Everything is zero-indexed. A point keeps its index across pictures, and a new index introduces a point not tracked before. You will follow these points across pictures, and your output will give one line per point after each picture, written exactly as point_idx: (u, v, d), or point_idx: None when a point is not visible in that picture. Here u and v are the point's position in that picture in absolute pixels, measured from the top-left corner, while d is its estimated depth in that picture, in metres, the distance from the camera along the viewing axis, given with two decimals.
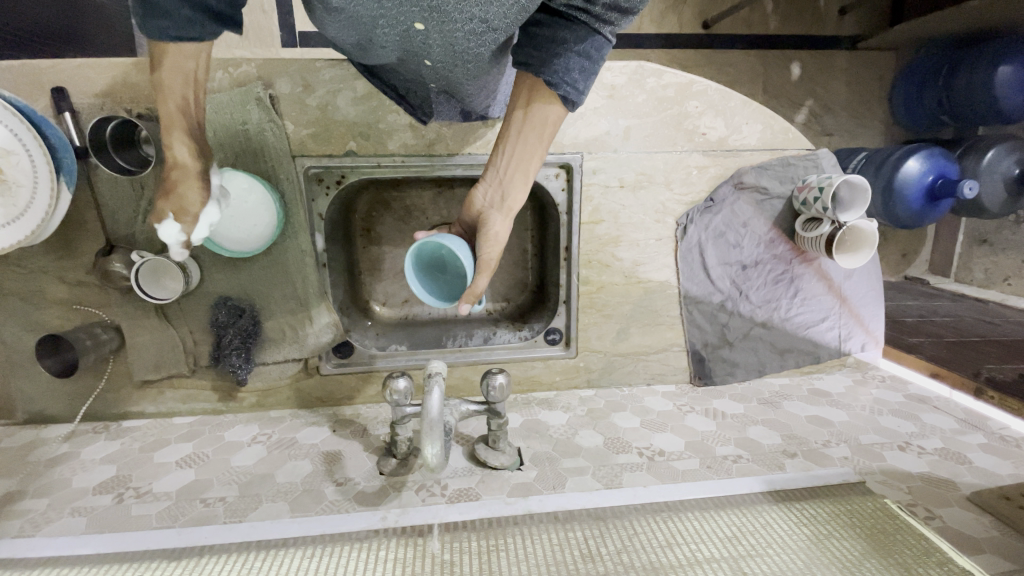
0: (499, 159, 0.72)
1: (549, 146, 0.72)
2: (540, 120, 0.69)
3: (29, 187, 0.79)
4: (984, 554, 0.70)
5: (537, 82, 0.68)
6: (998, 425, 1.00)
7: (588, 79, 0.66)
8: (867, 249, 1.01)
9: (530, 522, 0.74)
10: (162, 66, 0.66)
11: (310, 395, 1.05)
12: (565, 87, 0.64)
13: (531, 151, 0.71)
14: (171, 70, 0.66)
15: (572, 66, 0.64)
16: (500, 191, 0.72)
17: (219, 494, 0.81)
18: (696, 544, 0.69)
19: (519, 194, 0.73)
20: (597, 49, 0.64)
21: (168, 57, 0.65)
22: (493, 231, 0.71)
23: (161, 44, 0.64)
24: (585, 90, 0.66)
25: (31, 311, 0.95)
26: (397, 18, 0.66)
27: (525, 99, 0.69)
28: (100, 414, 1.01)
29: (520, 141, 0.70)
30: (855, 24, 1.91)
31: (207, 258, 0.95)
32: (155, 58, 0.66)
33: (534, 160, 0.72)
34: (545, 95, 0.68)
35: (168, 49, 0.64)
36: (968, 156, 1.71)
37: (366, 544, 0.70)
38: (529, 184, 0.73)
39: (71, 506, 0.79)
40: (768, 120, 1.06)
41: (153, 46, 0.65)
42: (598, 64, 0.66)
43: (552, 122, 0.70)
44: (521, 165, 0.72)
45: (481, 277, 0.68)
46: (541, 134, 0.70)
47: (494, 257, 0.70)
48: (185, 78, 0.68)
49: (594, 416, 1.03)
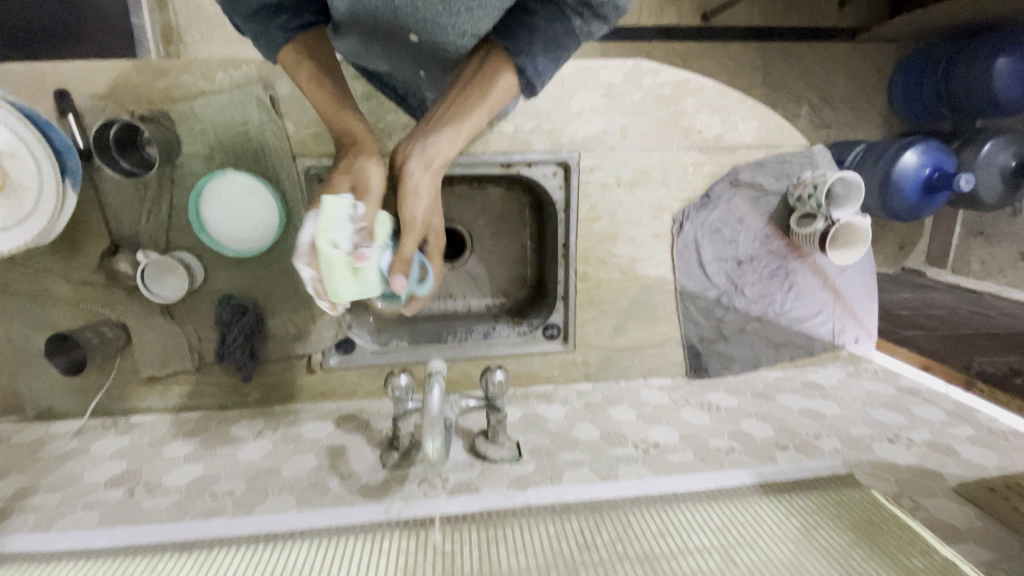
0: (432, 113, 0.64)
1: (489, 114, 0.64)
2: (488, 79, 0.63)
3: (34, 190, 0.80)
4: (966, 543, 0.72)
5: (497, 48, 0.64)
6: (987, 417, 1.02)
7: (549, 63, 0.64)
8: (861, 244, 1.04)
9: (529, 514, 0.76)
10: (305, 61, 0.67)
11: (315, 391, 1.07)
12: (523, 56, 0.62)
13: (470, 107, 0.62)
14: (309, 61, 0.67)
15: (536, 45, 0.63)
16: (425, 142, 0.62)
17: (227, 487, 0.84)
18: (688, 535, 0.72)
19: (446, 148, 0.62)
20: (563, 37, 0.64)
21: (295, 55, 0.67)
22: (411, 182, 0.61)
23: (288, 46, 0.67)
24: (544, 74, 0.64)
25: (39, 309, 0.97)
26: (393, 28, 0.68)
27: (480, 63, 0.65)
28: (108, 410, 1.03)
29: (461, 95, 0.63)
30: (854, 15, 1.90)
31: (210, 257, 0.97)
32: (283, 60, 0.68)
33: (470, 120, 0.63)
34: (500, 59, 0.64)
35: (302, 44, 0.67)
36: (965, 149, 1.72)
37: (370, 536, 0.73)
38: (459, 145, 0.63)
39: (83, 500, 0.82)
40: (764, 117, 1.08)
41: (290, 44, 0.67)
42: (562, 49, 0.65)
43: (503, 90, 0.64)
44: (454, 116, 0.62)
45: (408, 240, 0.60)
46: (488, 93, 0.63)
47: (418, 215, 0.61)
48: (321, 67, 0.67)
49: (591, 409, 1.05)
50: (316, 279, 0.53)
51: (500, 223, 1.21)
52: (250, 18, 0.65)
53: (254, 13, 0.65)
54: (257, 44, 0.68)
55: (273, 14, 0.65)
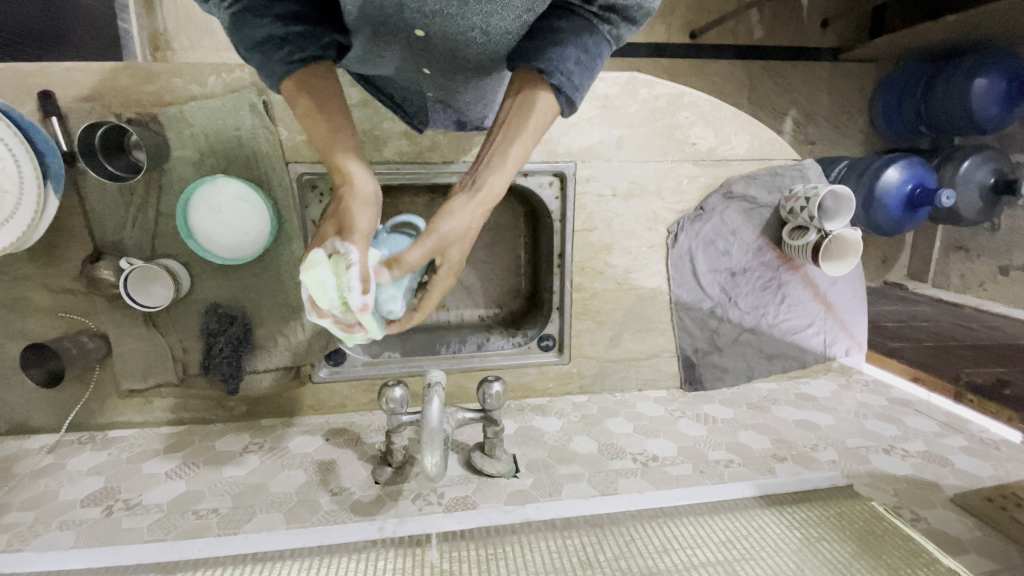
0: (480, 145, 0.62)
1: (535, 137, 0.61)
2: (528, 103, 0.60)
3: (14, 194, 0.77)
4: (968, 554, 0.72)
5: (532, 72, 0.62)
6: (978, 428, 1.04)
7: (583, 75, 0.62)
8: (853, 256, 1.05)
9: (528, 530, 0.74)
10: (306, 94, 0.61)
11: (303, 404, 1.04)
12: (559, 77, 0.60)
13: (515, 131, 0.60)
14: (311, 95, 0.61)
15: (568, 58, 0.60)
16: (470, 172, 0.60)
17: (211, 505, 0.81)
18: (691, 548, 0.71)
19: (494, 177, 0.60)
20: (593, 44, 0.62)
21: (295, 89, 0.61)
22: (452, 210, 0.58)
23: (289, 80, 0.61)
24: (582, 86, 0.62)
25: (14, 319, 0.92)
26: (397, 25, 0.65)
27: (518, 84, 0.62)
28: (85, 425, 0.98)
29: (503, 121, 0.61)
30: (836, 36, 1.96)
31: (197, 265, 0.94)
32: (286, 95, 0.62)
33: (513, 146, 0.60)
34: (539, 82, 0.61)
35: (305, 78, 0.61)
36: (946, 166, 1.76)
37: (364, 555, 0.70)
38: (506, 171, 0.60)
39: (58, 519, 0.78)
40: (756, 130, 1.09)
41: (292, 78, 0.61)
42: (595, 60, 0.63)
43: (544, 110, 0.61)
44: (500, 143, 0.60)
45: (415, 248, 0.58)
46: (527, 116, 0.60)
47: (444, 236, 0.57)
48: (322, 101, 0.62)
49: (587, 422, 1.04)
50: (337, 321, 0.60)
51: (495, 233, 1.20)
52: (253, 48, 0.59)
53: (256, 44, 0.59)
54: (261, 77, 0.61)
55: (275, 47, 0.59)
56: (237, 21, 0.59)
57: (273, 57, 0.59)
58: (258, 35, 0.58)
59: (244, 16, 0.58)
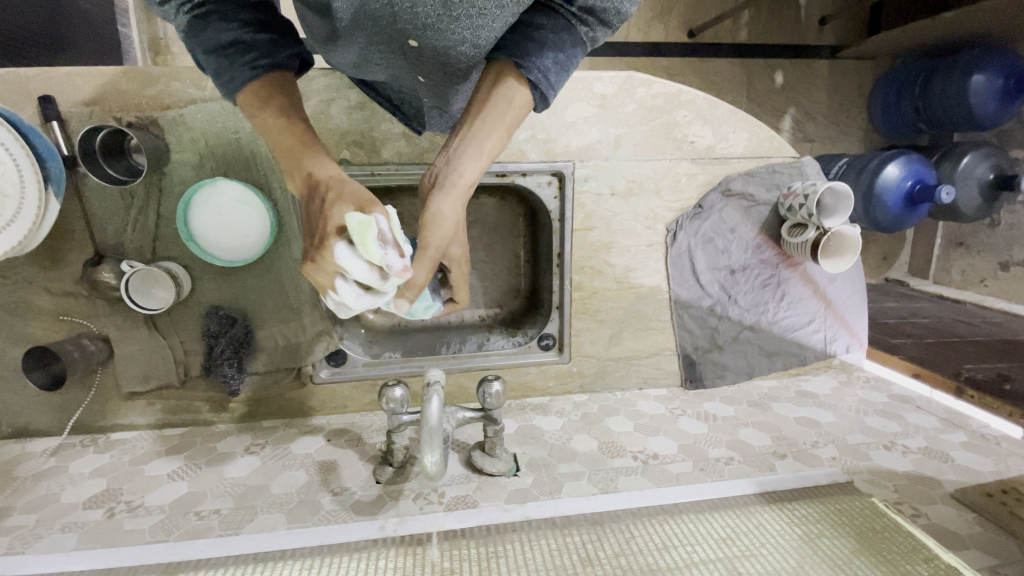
0: (452, 137, 0.63)
1: (509, 130, 0.63)
2: (504, 98, 0.61)
3: (15, 199, 0.77)
4: (969, 549, 0.72)
5: (507, 65, 0.62)
6: (979, 424, 1.03)
7: (559, 74, 0.63)
8: (852, 252, 1.06)
9: (529, 528, 0.74)
10: (268, 105, 0.60)
11: (304, 405, 1.04)
12: (537, 74, 0.62)
13: (489, 126, 0.61)
14: (275, 100, 0.61)
15: (546, 56, 0.62)
16: (447, 167, 0.61)
17: (213, 506, 0.81)
18: (691, 546, 0.71)
19: (468, 172, 0.61)
20: (570, 45, 0.64)
21: (265, 90, 0.60)
22: (434, 210, 0.59)
23: (252, 85, 0.60)
24: (555, 84, 0.63)
25: (17, 322, 0.93)
26: (390, 35, 0.65)
27: (492, 77, 0.63)
28: (87, 427, 0.99)
29: (479, 115, 0.61)
30: (834, 33, 1.96)
31: (197, 267, 0.94)
32: (244, 102, 0.61)
33: (490, 139, 0.62)
34: (514, 74, 0.62)
35: (261, 91, 0.60)
36: (944, 162, 1.76)
37: (365, 554, 0.70)
38: (483, 164, 0.62)
39: (61, 521, 0.78)
40: (754, 128, 1.09)
41: (250, 87, 0.60)
42: (570, 61, 0.64)
43: (519, 104, 0.63)
44: (475, 139, 0.61)
45: (420, 267, 0.59)
46: (503, 110, 0.61)
47: (436, 242, 0.59)
48: (294, 106, 0.62)
49: (588, 421, 1.04)
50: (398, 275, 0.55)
51: (494, 233, 1.20)
52: (215, 51, 0.59)
53: (221, 48, 0.59)
54: (218, 83, 0.60)
55: (243, 50, 0.59)
56: (199, 25, 0.59)
57: (238, 60, 0.59)
58: (223, 38, 0.58)
59: (209, 19, 0.58)
